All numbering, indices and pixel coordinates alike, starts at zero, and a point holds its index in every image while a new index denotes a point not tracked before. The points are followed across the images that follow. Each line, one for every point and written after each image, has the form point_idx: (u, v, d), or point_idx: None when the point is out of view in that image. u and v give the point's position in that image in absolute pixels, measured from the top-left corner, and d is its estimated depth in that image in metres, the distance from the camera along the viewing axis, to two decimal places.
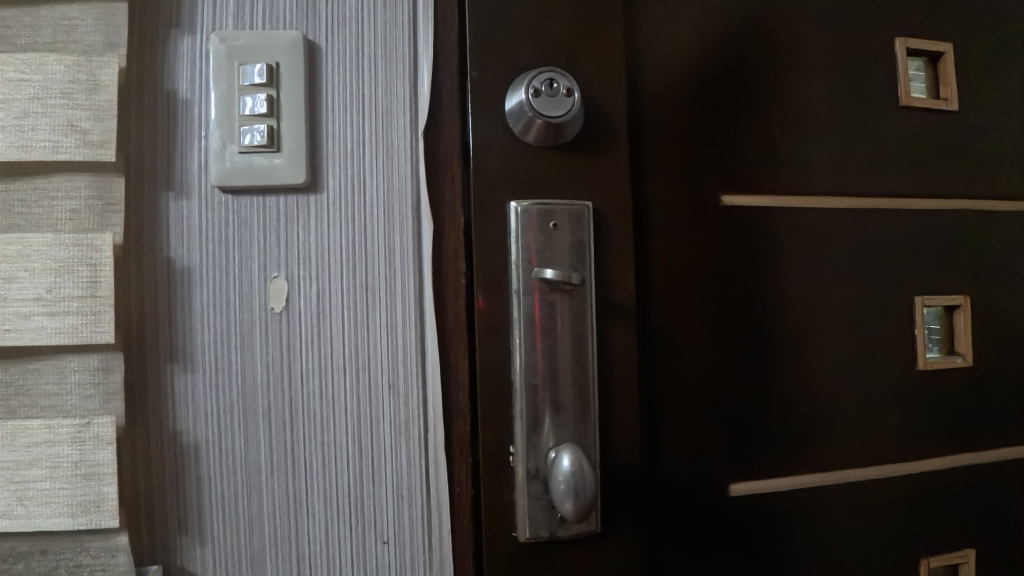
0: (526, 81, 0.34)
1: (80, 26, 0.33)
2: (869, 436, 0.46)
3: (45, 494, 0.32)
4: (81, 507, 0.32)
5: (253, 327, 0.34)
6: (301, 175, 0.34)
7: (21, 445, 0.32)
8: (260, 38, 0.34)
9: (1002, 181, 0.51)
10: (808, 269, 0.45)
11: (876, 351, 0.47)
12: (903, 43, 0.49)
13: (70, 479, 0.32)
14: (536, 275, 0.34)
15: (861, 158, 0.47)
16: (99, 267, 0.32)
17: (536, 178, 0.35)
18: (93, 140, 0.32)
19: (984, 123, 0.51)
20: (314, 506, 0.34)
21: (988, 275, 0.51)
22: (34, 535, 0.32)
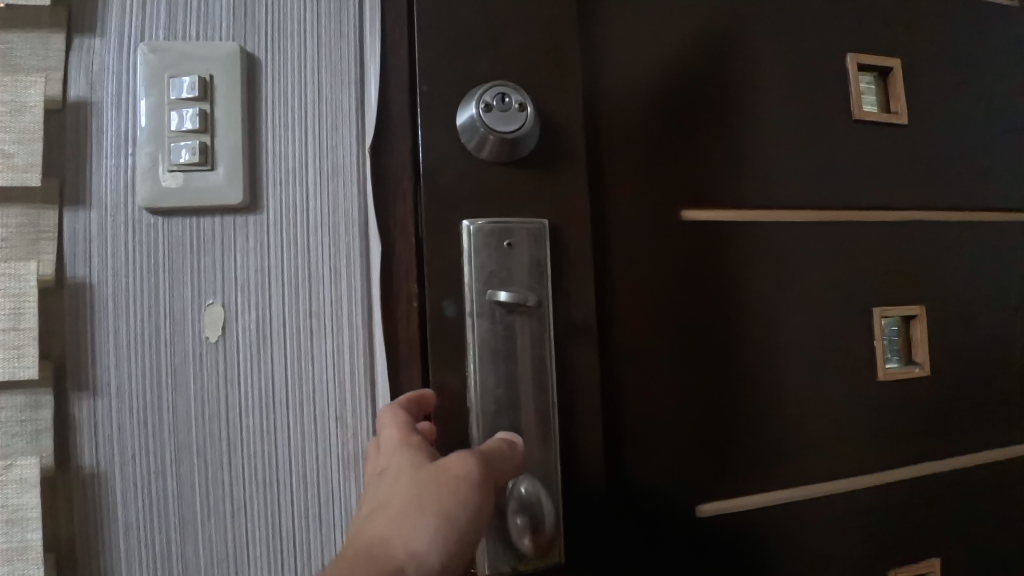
0: (477, 95, 0.33)
1: (14, 50, 0.32)
2: (837, 449, 0.46)
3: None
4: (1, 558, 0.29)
5: (186, 358, 0.32)
6: (238, 195, 0.32)
7: None
8: (193, 48, 0.33)
9: (955, 190, 0.52)
10: (771, 282, 0.45)
11: (842, 362, 0.46)
12: (855, 59, 0.49)
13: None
14: (489, 297, 0.32)
15: (818, 171, 0.47)
16: (23, 297, 0.30)
17: (492, 195, 0.34)
18: (18, 164, 0.30)
19: (940, 133, 0.52)
20: (255, 549, 0.33)
21: (946, 283, 0.51)
22: None
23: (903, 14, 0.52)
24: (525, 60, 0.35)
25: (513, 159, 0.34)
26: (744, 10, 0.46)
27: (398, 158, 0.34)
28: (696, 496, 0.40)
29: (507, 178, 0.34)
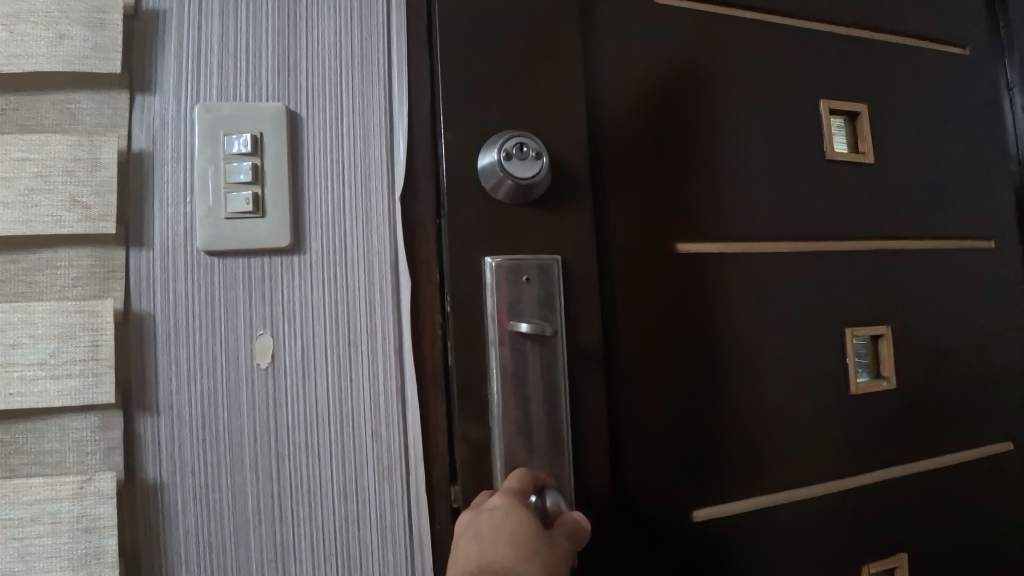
0: (499, 142, 0.37)
1: (84, 109, 0.36)
2: (814, 455, 0.51)
3: (48, 549, 0.33)
4: (81, 561, 0.33)
5: (240, 382, 0.37)
6: (285, 239, 0.37)
7: (23, 503, 0.33)
8: (243, 109, 0.37)
9: (912, 221, 0.59)
10: (753, 306, 0.50)
11: (818, 377, 0.52)
12: (827, 103, 0.55)
13: (71, 533, 0.33)
14: (510, 327, 0.37)
15: (796, 205, 0.53)
16: (100, 331, 0.34)
17: (509, 237, 0.39)
18: (94, 214, 0.35)
19: (898, 171, 0.59)
20: (300, 550, 0.37)
21: (907, 304, 0.57)
22: None
23: (862, 67, 0.59)
24: (539, 117, 0.40)
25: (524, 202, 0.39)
26: (727, 63, 0.51)
27: (424, 204, 0.39)
28: (689, 501, 0.45)
29: (524, 220, 0.39)
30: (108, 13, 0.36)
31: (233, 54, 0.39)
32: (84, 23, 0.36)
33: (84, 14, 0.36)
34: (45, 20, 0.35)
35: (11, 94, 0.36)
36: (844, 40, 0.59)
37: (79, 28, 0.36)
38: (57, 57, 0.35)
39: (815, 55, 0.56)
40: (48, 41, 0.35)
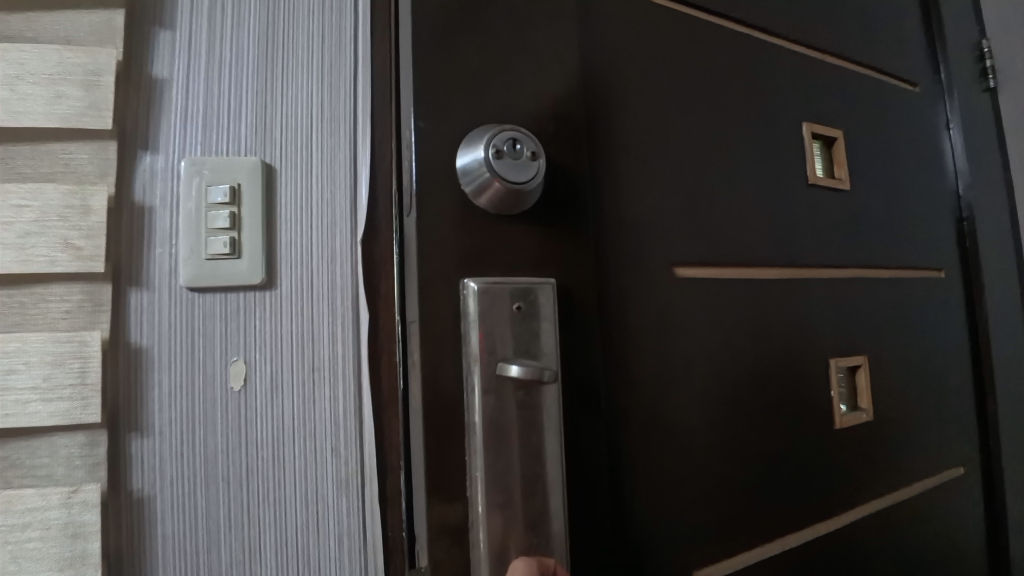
0: (512, 135, 0.37)
1: (79, 159, 0.41)
2: (767, 459, 0.55)
3: (38, 552, 0.38)
4: (67, 563, 0.38)
5: (216, 403, 0.41)
6: (258, 276, 0.42)
7: (16, 511, 0.38)
8: (225, 163, 0.43)
9: (856, 243, 0.69)
10: (716, 317, 0.53)
11: (768, 388, 0.56)
12: (808, 128, 0.66)
13: (58, 539, 0.38)
14: (500, 370, 0.35)
15: (744, 232, 0.57)
16: (88, 359, 0.39)
17: (493, 259, 0.38)
18: (85, 254, 0.40)
19: (839, 202, 0.69)
20: (267, 555, 0.41)
21: (836, 325, 0.64)
22: None
23: (805, 110, 0.67)
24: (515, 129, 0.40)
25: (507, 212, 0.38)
26: (684, 99, 0.55)
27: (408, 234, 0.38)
28: (662, 527, 0.46)
29: (512, 247, 0.39)
30: (102, 75, 0.41)
31: (216, 113, 0.44)
32: (79, 83, 0.40)
33: (80, 76, 0.41)
34: (42, 80, 0.40)
35: (14, 147, 0.41)
36: (783, 88, 0.65)
37: (74, 88, 0.40)
38: (54, 114, 0.40)
39: (760, 97, 0.62)
40: (43, 99, 0.40)
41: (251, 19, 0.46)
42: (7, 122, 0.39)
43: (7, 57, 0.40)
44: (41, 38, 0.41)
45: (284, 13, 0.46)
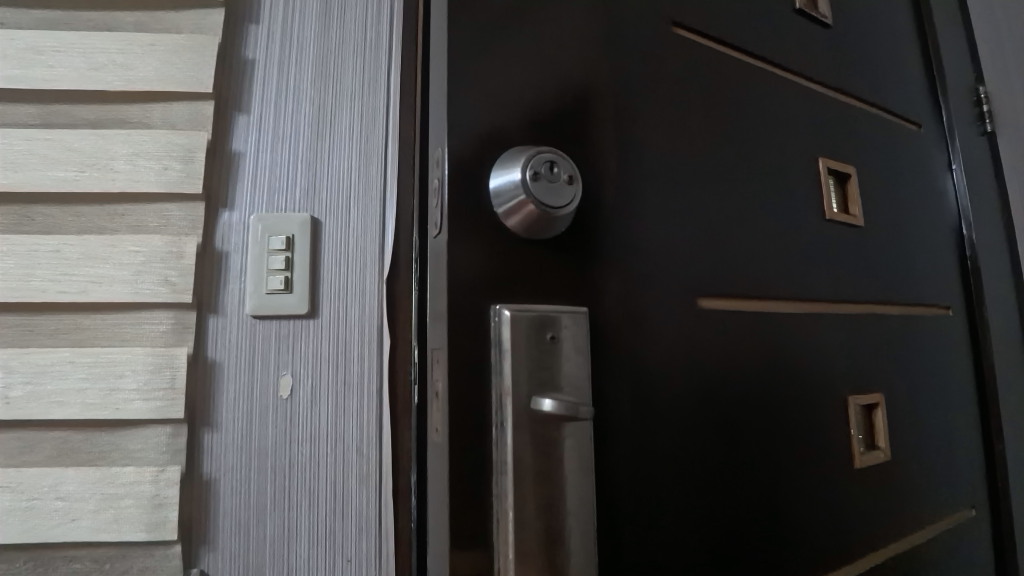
0: (554, 164, 0.37)
1: (174, 214, 0.54)
2: (797, 478, 0.53)
3: (133, 516, 0.50)
4: (153, 525, 0.49)
5: (268, 407, 0.52)
6: (304, 307, 0.53)
7: (120, 482, 0.50)
8: (283, 218, 0.55)
9: (873, 272, 0.70)
10: (746, 334, 0.51)
11: (793, 405, 0.54)
12: (823, 163, 0.65)
13: (148, 506, 0.50)
14: (533, 404, 0.34)
15: (772, 253, 0.55)
16: (177, 368, 0.51)
17: (523, 287, 0.37)
18: (178, 288, 0.52)
19: (858, 230, 0.69)
20: (301, 532, 0.51)
21: (851, 350, 0.64)
22: (118, 544, 0.50)
23: (823, 141, 0.67)
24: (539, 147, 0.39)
25: (535, 235, 0.38)
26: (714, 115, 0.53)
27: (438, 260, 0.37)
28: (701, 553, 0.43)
29: (540, 274, 0.38)
30: (196, 152, 0.54)
31: (277, 178, 0.56)
32: (181, 159, 0.54)
33: (181, 154, 0.54)
34: (154, 158, 0.54)
35: (127, 205, 0.54)
36: (807, 125, 0.64)
37: (177, 162, 0.54)
38: (161, 182, 0.54)
39: (782, 124, 0.61)
40: (154, 172, 0.54)
41: (307, 103, 0.58)
42: (128, 189, 0.53)
43: (131, 141, 0.54)
44: (152, 123, 0.55)
45: (332, 98, 0.59)
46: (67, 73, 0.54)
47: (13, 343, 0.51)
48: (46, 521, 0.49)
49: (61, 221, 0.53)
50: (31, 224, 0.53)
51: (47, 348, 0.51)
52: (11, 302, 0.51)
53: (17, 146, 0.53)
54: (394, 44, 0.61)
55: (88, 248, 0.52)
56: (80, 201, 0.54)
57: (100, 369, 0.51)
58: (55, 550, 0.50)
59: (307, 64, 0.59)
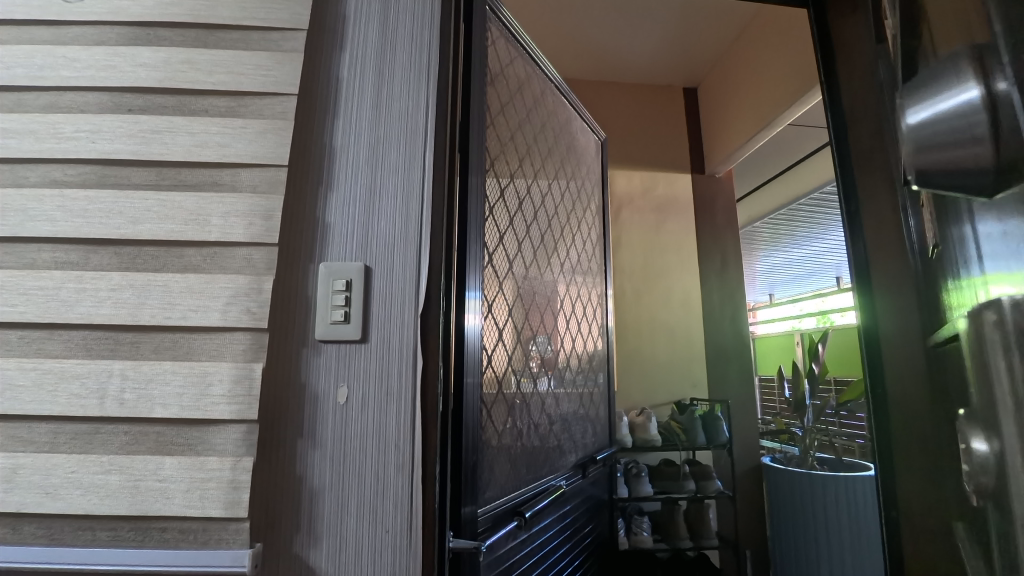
0: None
1: (254, 257, 0.68)
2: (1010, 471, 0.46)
3: (214, 496, 0.62)
4: (230, 504, 0.62)
5: (328, 412, 0.68)
6: (358, 333, 0.69)
7: (205, 469, 0.63)
8: (343, 265, 0.71)
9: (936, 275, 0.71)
10: None
11: None
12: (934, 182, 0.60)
13: (226, 488, 0.62)
14: None
15: None
16: (253, 379, 0.65)
17: None
18: (259, 315, 0.66)
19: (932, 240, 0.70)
20: (350, 508, 0.66)
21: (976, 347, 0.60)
22: (198, 519, 0.63)
23: None
24: None
25: None
26: None
27: None
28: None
29: None
30: (273, 209, 0.69)
31: (339, 233, 0.73)
32: (262, 214, 0.69)
33: (262, 211, 0.69)
34: (242, 214, 0.69)
35: (218, 249, 0.68)
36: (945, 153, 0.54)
37: (260, 217, 0.69)
38: (247, 233, 0.68)
39: None
40: (242, 225, 0.68)
41: (362, 175, 0.75)
42: (221, 238, 0.68)
43: (223, 199, 0.69)
44: (239, 186, 0.70)
45: (381, 171, 0.75)
46: (178, 148, 0.70)
47: (125, 356, 0.65)
48: (146, 498, 0.62)
49: (166, 261, 0.68)
50: (144, 263, 0.67)
51: (152, 361, 0.65)
52: (128, 324, 0.66)
53: (137, 204, 0.68)
54: (429, 127, 0.77)
55: (189, 283, 0.67)
56: (181, 245, 0.68)
57: (194, 378, 0.65)
58: (151, 521, 0.63)
59: (363, 144, 0.76)
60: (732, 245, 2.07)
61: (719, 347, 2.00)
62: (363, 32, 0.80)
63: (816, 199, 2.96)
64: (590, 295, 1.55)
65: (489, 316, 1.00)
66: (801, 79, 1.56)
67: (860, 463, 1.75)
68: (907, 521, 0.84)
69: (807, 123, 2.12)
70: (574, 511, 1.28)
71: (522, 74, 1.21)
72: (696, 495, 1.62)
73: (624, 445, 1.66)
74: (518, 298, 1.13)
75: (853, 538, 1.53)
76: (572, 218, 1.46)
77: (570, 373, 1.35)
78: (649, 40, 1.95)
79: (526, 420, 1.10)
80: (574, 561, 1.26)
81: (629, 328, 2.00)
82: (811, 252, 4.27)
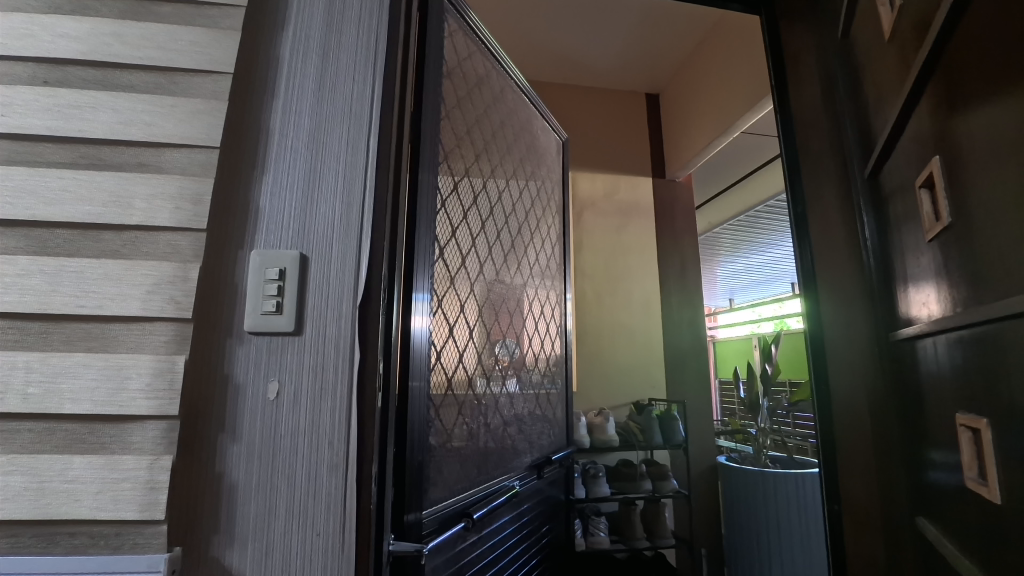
0: None
1: (182, 243, 0.65)
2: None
3: (127, 499, 0.58)
4: (145, 507, 0.58)
5: (257, 408, 0.65)
6: (292, 325, 0.66)
7: (117, 470, 0.58)
8: (278, 254, 0.68)
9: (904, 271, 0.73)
10: None
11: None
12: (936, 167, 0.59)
13: (142, 490, 0.58)
14: None
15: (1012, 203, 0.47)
16: (176, 372, 0.61)
17: None
18: (184, 305, 0.62)
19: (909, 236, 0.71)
20: (279, 510, 0.63)
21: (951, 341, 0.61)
22: (110, 525, 0.58)
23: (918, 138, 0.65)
24: None
25: None
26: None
27: None
28: None
29: None
30: (204, 193, 0.66)
31: (276, 221, 0.70)
32: (192, 198, 0.65)
33: (192, 195, 0.65)
34: (169, 196, 0.65)
35: (141, 234, 0.64)
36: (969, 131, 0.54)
37: (189, 201, 0.65)
38: (174, 217, 0.64)
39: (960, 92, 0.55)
40: (168, 209, 0.64)
41: (302, 161, 0.72)
42: (145, 222, 0.64)
43: (149, 181, 0.65)
44: (167, 168, 0.66)
45: (322, 158, 0.73)
46: (101, 125, 0.65)
47: (31, 347, 0.60)
48: (51, 502, 0.57)
49: (82, 245, 0.63)
50: (56, 247, 0.62)
51: (62, 353, 0.60)
52: (35, 312, 0.60)
53: (50, 182, 0.63)
54: (374, 114, 0.75)
55: (107, 269, 0.62)
56: (99, 228, 0.63)
57: (109, 371, 0.60)
58: (57, 527, 0.57)
59: (303, 130, 0.73)
60: (691, 248, 2.12)
61: (678, 349, 2.04)
62: (309, 16, 0.78)
63: (772, 205, 3.07)
64: (549, 296, 1.55)
65: (440, 312, 0.98)
66: (756, 87, 1.61)
67: (810, 460, 1.81)
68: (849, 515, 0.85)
69: (763, 132, 2.20)
70: (529, 512, 1.26)
71: (481, 70, 1.21)
72: (654, 495, 1.64)
73: (581, 446, 1.63)
74: (473, 295, 1.12)
75: (803, 533, 1.57)
76: (532, 218, 1.46)
77: (526, 374, 1.34)
78: (614, 46, 1.98)
79: (479, 420, 1.09)
80: (530, 562, 1.25)
81: (590, 330, 2.01)
82: (769, 259, 4.43)
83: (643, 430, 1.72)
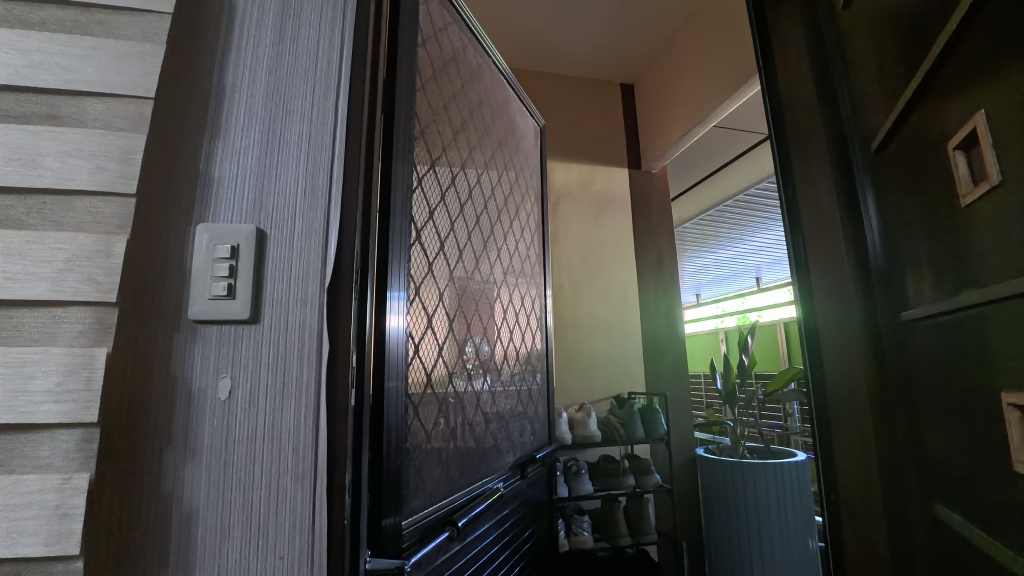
0: None
1: (103, 211, 0.53)
2: None
3: (30, 529, 0.46)
4: (52, 539, 0.46)
5: (206, 411, 0.54)
6: (246, 312, 0.56)
7: (18, 493, 0.47)
8: (229, 228, 0.58)
9: (913, 249, 0.69)
10: None
11: None
12: (977, 120, 0.53)
13: (49, 518, 0.47)
14: None
15: None
16: (93, 370, 0.49)
17: None
18: (104, 287, 0.51)
19: (917, 211, 0.68)
20: (233, 532, 0.53)
21: (977, 319, 0.57)
22: (8, 562, 0.46)
23: (937, 102, 0.61)
24: None
25: None
26: None
27: None
28: None
29: None
30: (133, 152, 0.54)
31: (226, 191, 0.59)
32: (116, 158, 0.54)
33: (116, 153, 0.54)
34: (88, 155, 0.53)
35: (50, 200, 0.52)
36: (1003, 87, 0.49)
37: (112, 162, 0.54)
38: (93, 180, 0.53)
39: (994, 46, 0.51)
40: (86, 170, 0.53)
41: (258, 123, 0.62)
42: (55, 185, 0.52)
43: (60, 136, 0.53)
44: (86, 122, 0.55)
45: (282, 119, 0.63)
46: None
47: None
48: None
49: None
50: None
51: None
52: None
53: None
54: (344, 72, 0.65)
55: (5, 242, 0.50)
56: None
57: (7, 369, 0.48)
58: None
59: (259, 87, 0.63)
60: (667, 240, 2.10)
61: (655, 342, 2.02)
62: None
63: (741, 200, 3.12)
64: (528, 290, 1.48)
65: (417, 302, 0.89)
66: (734, 75, 1.60)
67: (785, 449, 1.83)
68: (847, 504, 0.82)
69: (733, 126, 2.21)
70: (511, 516, 1.18)
71: (457, 43, 1.12)
72: (635, 490, 1.60)
73: (562, 442, 1.58)
74: (451, 284, 1.03)
75: (781, 522, 1.58)
76: (510, 205, 1.38)
77: (507, 370, 1.27)
78: (589, 33, 1.94)
79: (460, 419, 1.00)
80: (513, 569, 1.18)
81: (568, 324, 1.96)
82: (734, 254, 4.54)
83: (624, 424, 1.67)
